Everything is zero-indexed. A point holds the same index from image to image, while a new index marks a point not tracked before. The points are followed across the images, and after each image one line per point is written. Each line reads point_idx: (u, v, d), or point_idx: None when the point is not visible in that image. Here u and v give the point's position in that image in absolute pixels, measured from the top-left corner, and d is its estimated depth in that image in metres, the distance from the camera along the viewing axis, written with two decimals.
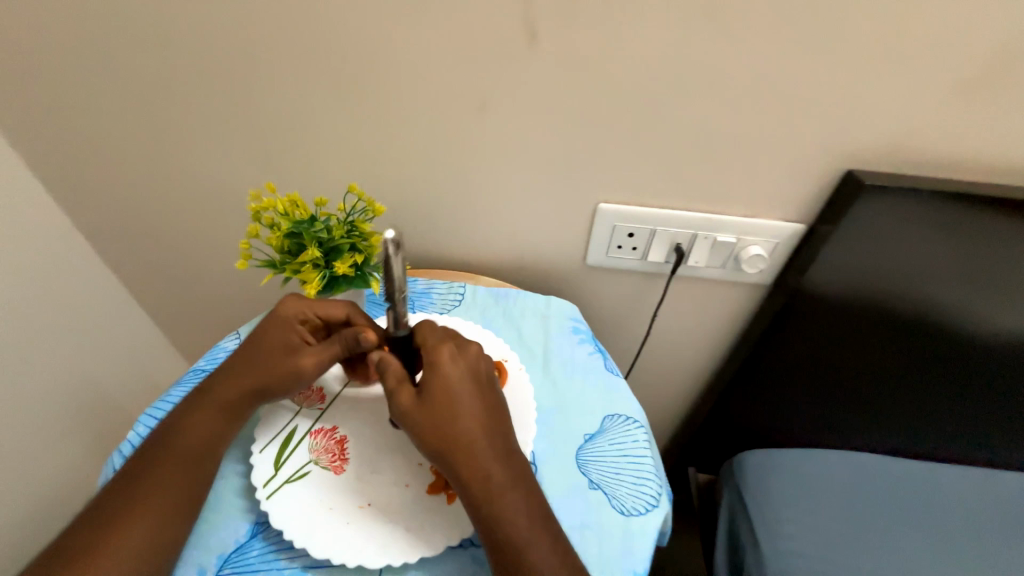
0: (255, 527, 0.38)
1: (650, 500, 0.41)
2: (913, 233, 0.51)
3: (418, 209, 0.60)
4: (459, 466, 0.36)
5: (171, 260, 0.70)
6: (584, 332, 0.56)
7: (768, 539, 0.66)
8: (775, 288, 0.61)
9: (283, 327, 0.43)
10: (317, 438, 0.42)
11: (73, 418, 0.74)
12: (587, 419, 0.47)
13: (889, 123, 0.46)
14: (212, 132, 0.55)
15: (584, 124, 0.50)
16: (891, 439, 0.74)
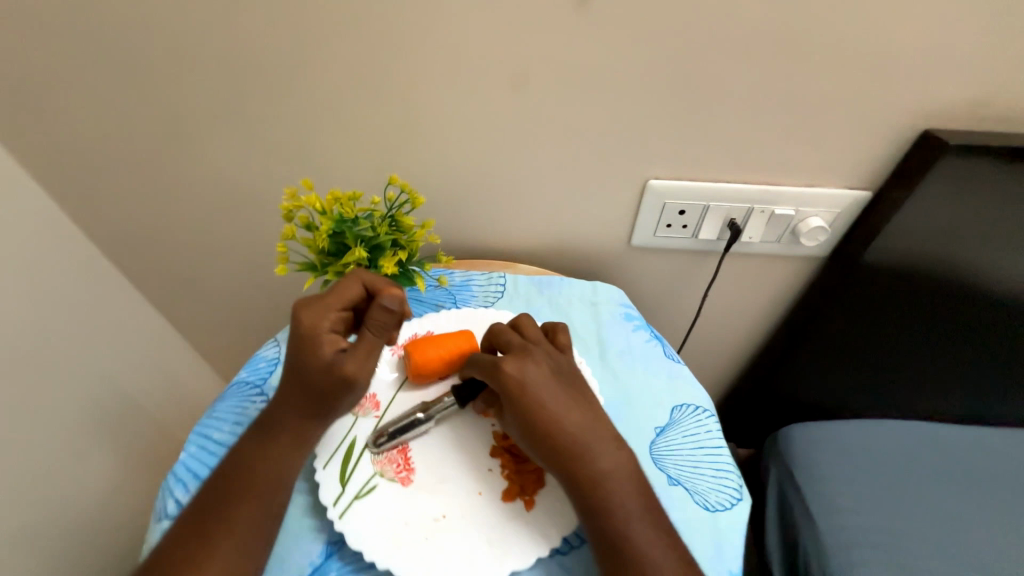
0: (330, 547, 0.35)
1: (734, 494, 0.39)
2: (995, 193, 0.47)
3: (453, 197, 0.56)
4: (566, 449, 0.36)
5: (195, 264, 0.67)
6: (637, 319, 0.53)
7: (825, 514, 0.64)
8: (832, 260, 0.57)
9: (312, 340, 0.36)
10: (379, 448, 0.40)
11: (126, 434, 0.72)
12: (655, 411, 0.44)
13: (973, 75, 0.42)
14: (229, 125, 0.51)
15: (635, 94, 0.46)
16: (942, 406, 0.72)
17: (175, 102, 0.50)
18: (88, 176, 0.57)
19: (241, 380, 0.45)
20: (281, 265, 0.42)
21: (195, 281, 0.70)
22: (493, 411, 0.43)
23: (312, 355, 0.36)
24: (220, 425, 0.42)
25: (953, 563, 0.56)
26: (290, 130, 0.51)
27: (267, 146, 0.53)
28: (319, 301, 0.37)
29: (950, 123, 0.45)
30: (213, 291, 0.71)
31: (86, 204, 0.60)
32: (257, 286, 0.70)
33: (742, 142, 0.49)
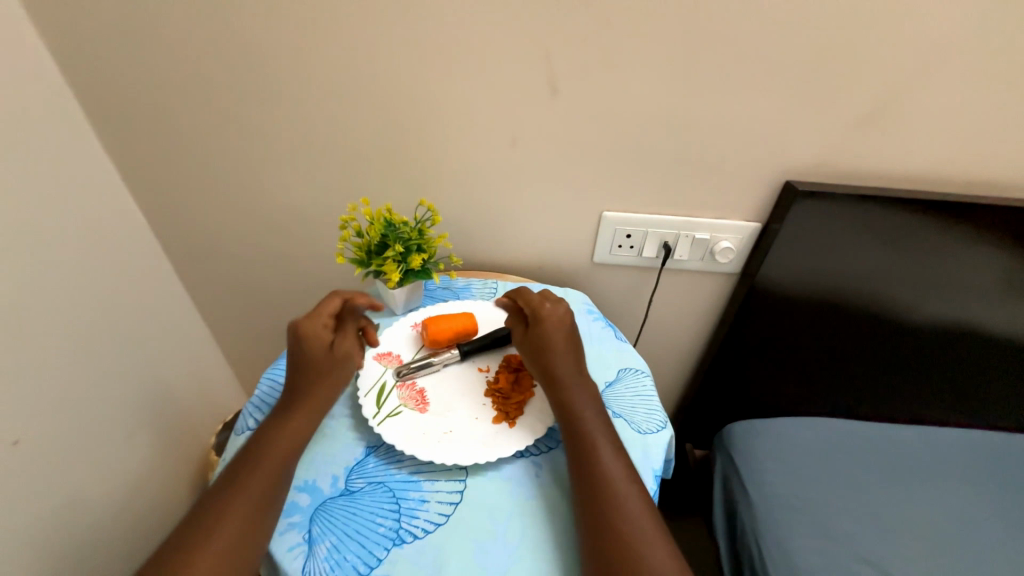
0: (369, 449, 0.49)
1: (660, 422, 0.54)
2: (836, 225, 0.69)
3: (461, 221, 0.76)
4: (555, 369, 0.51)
5: (249, 266, 0.86)
6: (596, 314, 0.70)
7: (756, 490, 0.79)
8: (742, 275, 0.77)
9: (315, 339, 0.52)
10: (403, 389, 0.54)
11: (157, 409, 0.85)
12: (606, 371, 0.60)
13: (810, 147, 0.65)
14: (305, 162, 0.72)
15: (591, 151, 0.67)
16: (841, 398, 0.91)
17: (266, 145, 0.71)
18: (183, 195, 0.77)
19: None
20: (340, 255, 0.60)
21: (245, 281, 0.88)
22: (486, 368, 0.58)
23: (315, 346, 0.51)
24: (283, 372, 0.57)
25: (853, 523, 0.70)
26: (347, 167, 0.73)
27: (331, 177, 0.74)
28: (314, 312, 0.53)
29: (801, 177, 0.67)
30: (263, 291, 0.89)
31: (177, 216, 0.79)
32: (300, 286, 0.88)
33: (665, 187, 0.70)
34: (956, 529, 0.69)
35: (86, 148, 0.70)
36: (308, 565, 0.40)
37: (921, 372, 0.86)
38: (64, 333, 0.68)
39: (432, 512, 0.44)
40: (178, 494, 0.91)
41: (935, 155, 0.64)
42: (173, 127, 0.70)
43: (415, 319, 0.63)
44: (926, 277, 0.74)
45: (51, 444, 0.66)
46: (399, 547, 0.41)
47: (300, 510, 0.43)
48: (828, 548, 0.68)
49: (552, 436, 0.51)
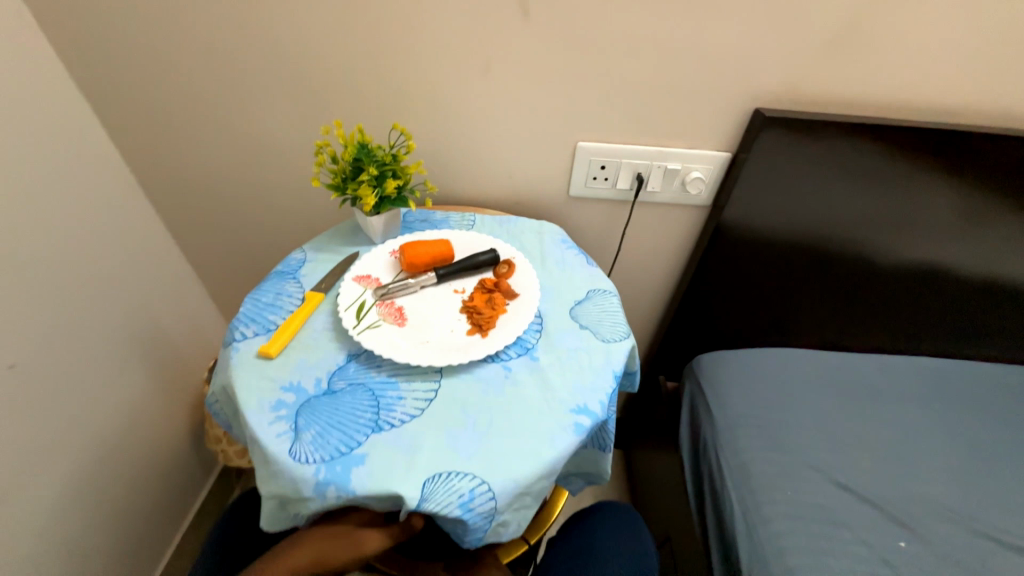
0: (351, 356, 0.52)
1: (623, 332, 0.58)
2: (803, 155, 0.70)
3: (439, 153, 0.77)
4: None
5: (230, 202, 0.86)
6: (570, 243, 0.72)
7: (720, 410, 0.82)
8: (713, 207, 0.80)
9: None
10: (381, 306, 0.57)
11: (150, 345, 0.88)
12: (575, 292, 0.63)
13: (779, 73, 0.65)
14: (278, 91, 0.71)
15: (565, 78, 0.68)
16: (804, 330, 0.97)
17: (236, 73, 0.70)
18: (157, 127, 0.76)
19: (281, 272, 0.63)
20: (315, 180, 0.61)
21: (227, 218, 0.89)
22: (462, 289, 0.61)
23: None
24: (265, 293, 0.59)
25: (804, 436, 0.75)
26: (321, 97, 0.72)
27: (305, 108, 0.73)
28: None
29: (770, 104, 0.69)
30: (246, 228, 0.91)
31: (152, 151, 0.79)
32: (283, 223, 0.90)
33: (638, 115, 0.71)
34: (896, 441, 0.75)
35: (51, 75, 0.68)
36: (295, 447, 0.43)
37: (880, 303, 0.91)
38: (49, 265, 0.69)
39: (409, 405, 0.48)
40: (179, 425, 0.96)
41: (897, 81, 0.65)
42: (139, 52, 0.68)
43: (392, 246, 0.65)
44: (886, 211, 0.77)
45: (46, 370, 0.69)
46: (378, 433, 0.45)
47: (286, 405, 0.47)
48: (779, 457, 0.73)
49: (522, 344, 0.55)
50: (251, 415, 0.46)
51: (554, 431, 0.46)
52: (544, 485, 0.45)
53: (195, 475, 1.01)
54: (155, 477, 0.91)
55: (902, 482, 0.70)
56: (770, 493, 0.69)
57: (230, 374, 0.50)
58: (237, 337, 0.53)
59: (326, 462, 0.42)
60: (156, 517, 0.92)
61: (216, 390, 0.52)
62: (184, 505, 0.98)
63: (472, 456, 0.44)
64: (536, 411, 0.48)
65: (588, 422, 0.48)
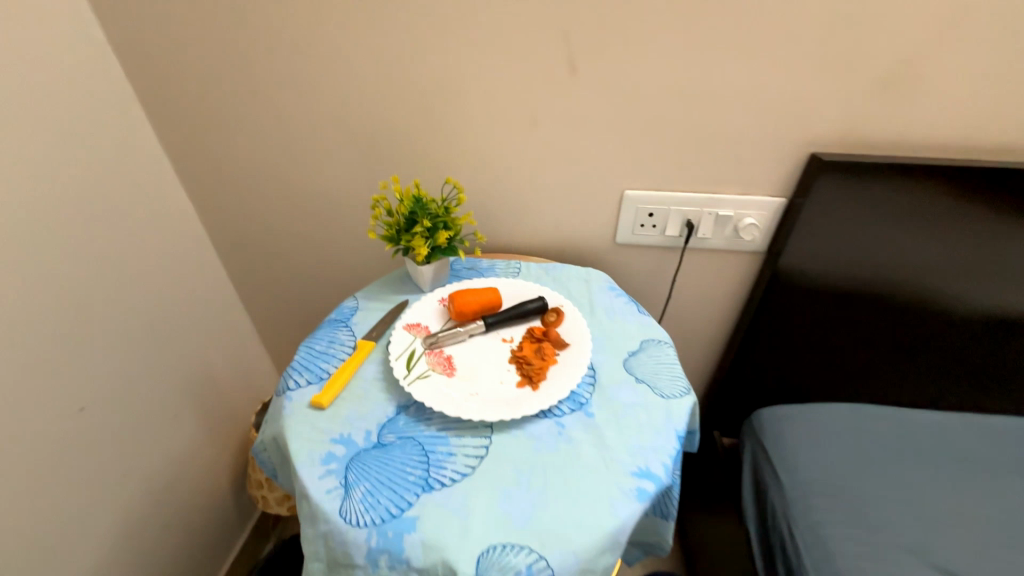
0: (400, 407, 0.52)
1: (682, 388, 0.54)
2: (866, 199, 0.67)
3: (486, 203, 0.79)
4: None
5: (288, 252, 0.91)
6: (619, 291, 0.70)
7: (788, 473, 0.75)
8: (767, 253, 0.77)
9: None
10: (431, 356, 0.56)
11: (205, 388, 0.91)
12: (628, 342, 0.60)
13: (834, 117, 0.64)
14: (338, 149, 0.77)
15: (611, 129, 0.69)
16: (877, 384, 0.88)
17: (302, 134, 0.76)
18: (229, 185, 0.83)
19: (334, 319, 0.64)
20: (371, 232, 0.63)
21: (284, 267, 0.94)
22: (510, 338, 0.60)
23: None
24: (319, 341, 0.60)
25: (891, 508, 0.66)
26: (378, 155, 0.77)
27: (363, 164, 0.78)
28: None
29: (826, 149, 0.67)
30: (300, 275, 0.95)
31: (224, 205, 0.85)
32: (334, 270, 0.93)
33: (686, 163, 0.70)
34: (1007, 519, 0.65)
35: (145, 142, 0.76)
36: (344, 505, 0.42)
37: (965, 357, 0.82)
38: (124, 312, 0.74)
39: (459, 463, 0.46)
40: (224, 469, 0.97)
41: (965, 123, 0.62)
42: (221, 120, 0.75)
43: (442, 295, 0.66)
44: (964, 257, 0.71)
45: (111, 413, 0.72)
46: (428, 492, 0.43)
47: (336, 459, 0.46)
48: (863, 532, 0.65)
49: (575, 398, 0.53)
50: (302, 467, 0.45)
51: (615, 497, 0.43)
52: (606, 560, 0.41)
53: (235, 521, 1.00)
54: (197, 523, 0.91)
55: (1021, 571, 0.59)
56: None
57: (283, 424, 0.50)
58: (290, 386, 0.54)
59: (375, 523, 0.41)
60: (194, 565, 0.91)
61: (268, 439, 0.52)
62: (222, 554, 0.97)
63: (527, 523, 0.41)
64: (594, 473, 0.45)
65: (651, 488, 0.44)
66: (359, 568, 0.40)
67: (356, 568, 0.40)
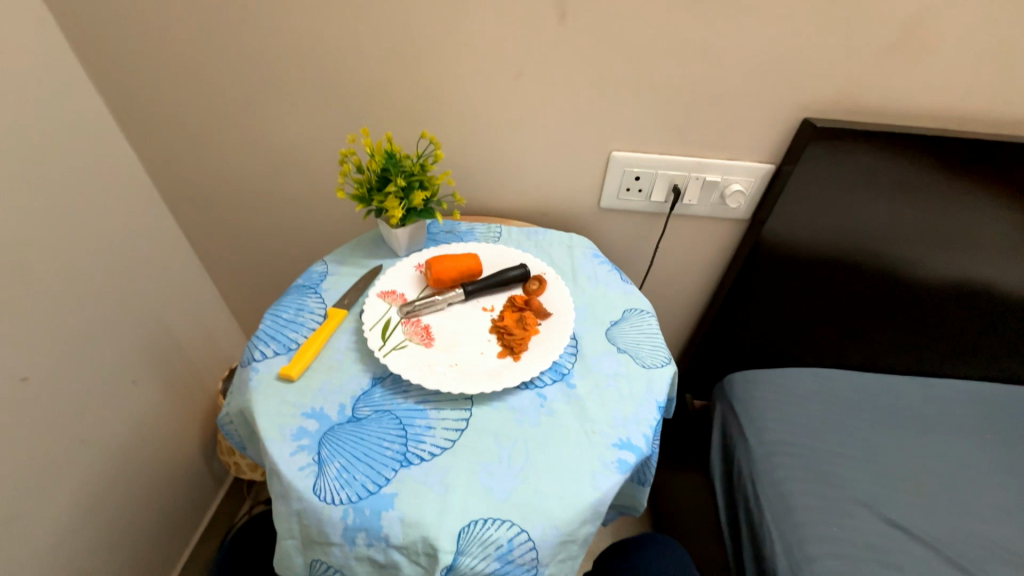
0: (376, 379, 0.49)
1: (664, 358, 0.54)
2: (854, 168, 0.66)
3: (466, 161, 0.74)
4: None
5: (249, 209, 0.84)
6: (602, 258, 0.68)
7: (756, 435, 0.78)
8: (751, 221, 0.76)
9: None
10: (408, 325, 0.54)
11: (165, 354, 0.86)
12: (611, 312, 0.59)
13: (831, 80, 0.61)
14: (301, 96, 0.69)
15: (601, 84, 0.64)
16: (842, 349, 0.92)
17: (259, 78, 0.67)
18: (177, 132, 0.74)
19: (302, 285, 0.60)
20: (339, 191, 0.58)
21: (246, 225, 0.87)
22: (491, 307, 0.58)
23: None
24: (285, 308, 0.56)
25: (849, 467, 0.70)
26: (346, 103, 0.70)
27: (329, 113, 0.71)
28: None
29: (819, 114, 0.65)
30: (265, 235, 0.89)
31: (173, 155, 0.77)
32: (302, 230, 0.87)
33: (677, 124, 0.67)
34: (950, 474, 0.70)
35: (72, 78, 0.66)
36: (318, 483, 0.40)
37: (925, 324, 0.86)
38: (65, 273, 0.67)
39: (439, 437, 0.44)
40: (192, 435, 0.93)
41: (960, 90, 0.61)
42: (162, 55, 0.66)
43: (418, 260, 0.62)
44: (939, 229, 0.72)
45: (60, 382, 0.67)
46: (407, 468, 0.42)
47: (308, 434, 0.44)
48: (822, 489, 0.68)
49: (557, 369, 0.51)
50: (271, 444, 0.42)
51: (596, 469, 0.43)
52: (586, 530, 0.41)
53: (207, 486, 0.99)
54: (167, 490, 0.88)
55: (958, 521, 0.64)
56: (814, 530, 0.65)
57: (249, 398, 0.47)
58: (256, 357, 0.50)
59: (351, 501, 0.39)
60: (166, 531, 0.89)
61: (234, 412, 0.49)
62: (195, 518, 0.96)
63: (509, 496, 0.40)
64: (576, 445, 0.44)
65: (632, 459, 0.44)
66: (335, 546, 0.39)
67: (332, 545, 0.39)
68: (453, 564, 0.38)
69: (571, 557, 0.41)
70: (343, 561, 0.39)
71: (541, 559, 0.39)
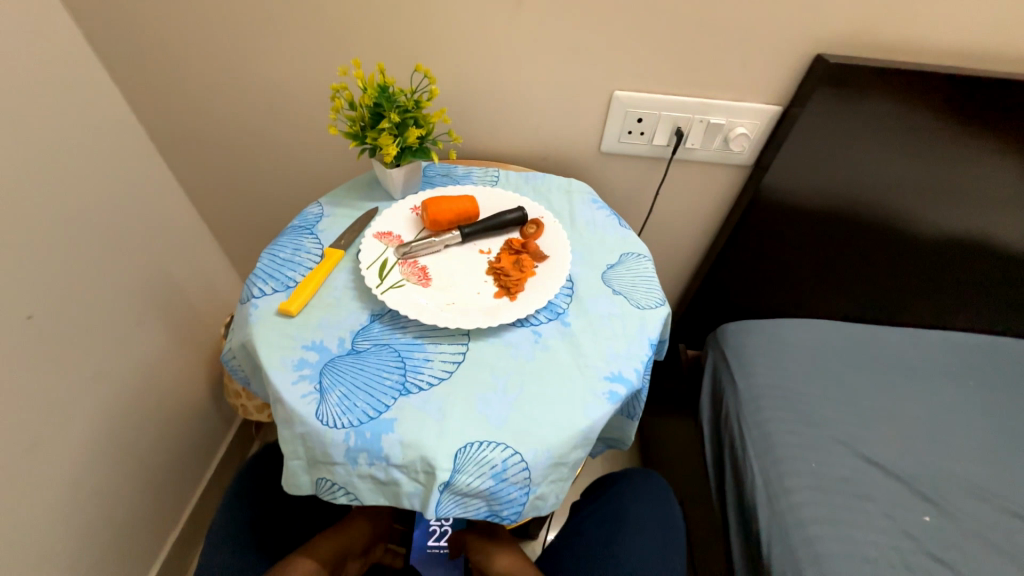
0: (374, 316, 0.50)
1: (658, 299, 0.54)
2: (865, 111, 0.63)
3: (463, 101, 0.72)
4: None
5: (243, 151, 0.83)
6: (601, 203, 0.68)
7: (746, 381, 0.80)
8: (755, 167, 0.74)
9: None
10: (405, 266, 0.54)
11: (166, 298, 0.87)
12: (607, 255, 0.59)
13: (849, 11, 0.58)
14: (289, 26, 0.66)
15: (605, 15, 0.61)
16: (835, 301, 0.93)
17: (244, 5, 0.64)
18: (161, 66, 0.71)
19: (297, 226, 0.60)
20: (332, 127, 0.56)
21: (240, 169, 0.85)
22: (488, 249, 0.58)
23: None
24: (282, 248, 0.56)
25: (832, 409, 0.73)
26: (337, 34, 0.66)
27: (319, 46, 0.68)
28: None
29: (834, 50, 0.62)
30: (259, 179, 0.87)
31: (159, 92, 0.74)
32: (296, 174, 0.86)
33: (684, 61, 0.64)
34: (929, 417, 0.73)
35: (45, 2, 0.62)
36: (320, 409, 0.42)
37: (921, 276, 0.86)
38: (60, 213, 0.66)
39: (437, 368, 0.46)
40: (198, 379, 0.96)
41: (984, 24, 0.58)
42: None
43: (414, 202, 0.62)
44: (946, 178, 0.71)
45: (64, 323, 0.68)
46: (405, 396, 0.43)
47: (309, 365, 0.45)
48: (804, 429, 0.71)
49: (552, 308, 0.52)
50: (274, 374, 0.44)
51: (588, 399, 0.44)
52: (576, 454, 0.43)
53: (216, 427, 1.03)
54: (178, 429, 0.92)
55: (931, 458, 0.68)
56: (794, 466, 0.68)
57: (249, 332, 0.48)
58: (255, 294, 0.51)
59: (353, 424, 0.41)
60: (181, 466, 0.94)
61: (236, 347, 0.50)
62: (207, 456, 1.01)
63: (503, 422, 0.42)
64: (569, 378, 0.46)
65: (623, 391, 0.46)
66: (338, 465, 0.41)
67: (335, 465, 0.41)
68: (450, 481, 0.40)
69: (562, 479, 0.44)
70: (347, 479, 0.42)
71: (533, 478, 0.41)
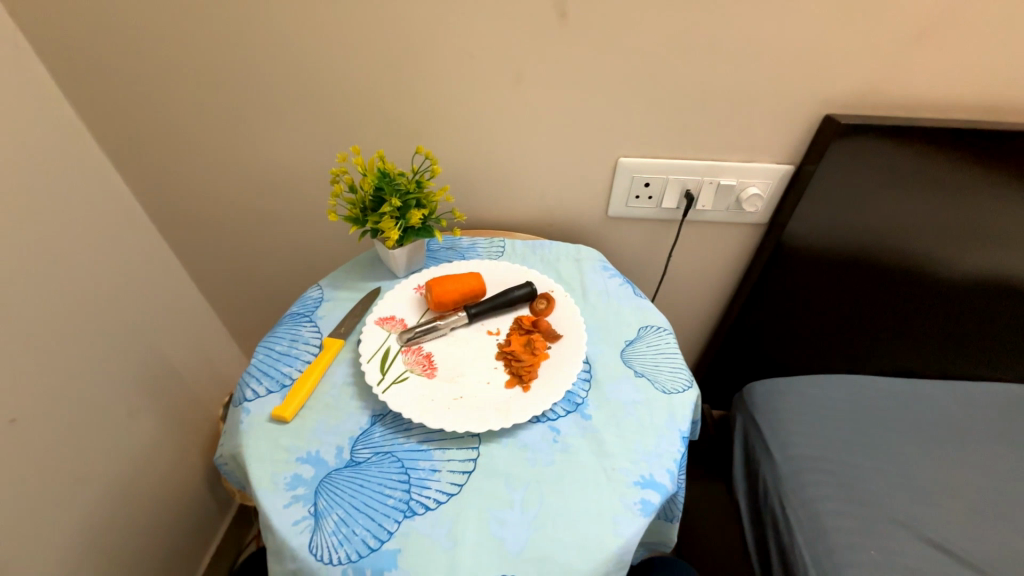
0: (374, 417, 0.46)
1: (685, 381, 0.50)
2: (878, 167, 0.61)
3: (466, 173, 0.71)
4: None
5: (245, 228, 0.82)
6: (613, 270, 0.64)
7: (780, 449, 0.74)
8: (770, 226, 0.72)
9: None
10: (408, 354, 0.50)
11: (163, 382, 0.83)
12: (625, 329, 0.55)
13: (850, 75, 0.58)
14: (291, 115, 0.67)
15: (602, 88, 0.61)
16: (867, 354, 0.87)
17: (247, 99, 0.66)
18: (167, 154, 0.72)
19: (294, 312, 0.57)
20: (332, 213, 0.54)
21: (241, 246, 0.85)
22: (497, 330, 0.54)
23: None
24: (279, 340, 0.53)
25: (881, 482, 0.66)
26: (339, 118, 0.67)
27: (321, 131, 0.69)
28: None
29: (842, 110, 0.60)
30: (261, 255, 0.86)
31: (162, 178, 0.75)
32: (297, 249, 0.85)
33: (688, 126, 0.63)
34: (992, 488, 0.65)
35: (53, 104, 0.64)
36: (313, 540, 0.37)
37: (955, 326, 0.81)
38: (47, 306, 0.64)
39: (445, 481, 0.41)
40: (194, 463, 0.91)
41: (997, 79, 0.57)
42: (150, 78, 0.64)
43: (418, 281, 0.59)
44: (971, 228, 0.67)
45: (52, 421, 0.64)
46: (410, 518, 0.38)
47: (303, 482, 0.40)
48: (856, 509, 0.64)
49: (570, 399, 0.48)
50: (264, 496, 0.39)
51: (618, 512, 0.39)
52: None
53: (212, 513, 0.96)
54: (171, 521, 0.86)
55: (1005, 541, 0.60)
56: (849, 556, 0.60)
57: (239, 443, 0.44)
58: (247, 397, 0.47)
59: (351, 559, 0.36)
60: (172, 563, 0.86)
61: (226, 456, 0.46)
62: (201, 548, 0.93)
63: (522, 548, 0.37)
64: (594, 485, 0.41)
65: (657, 499, 0.40)
66: None
67: None
68: None
69: None
70: None
71: None
